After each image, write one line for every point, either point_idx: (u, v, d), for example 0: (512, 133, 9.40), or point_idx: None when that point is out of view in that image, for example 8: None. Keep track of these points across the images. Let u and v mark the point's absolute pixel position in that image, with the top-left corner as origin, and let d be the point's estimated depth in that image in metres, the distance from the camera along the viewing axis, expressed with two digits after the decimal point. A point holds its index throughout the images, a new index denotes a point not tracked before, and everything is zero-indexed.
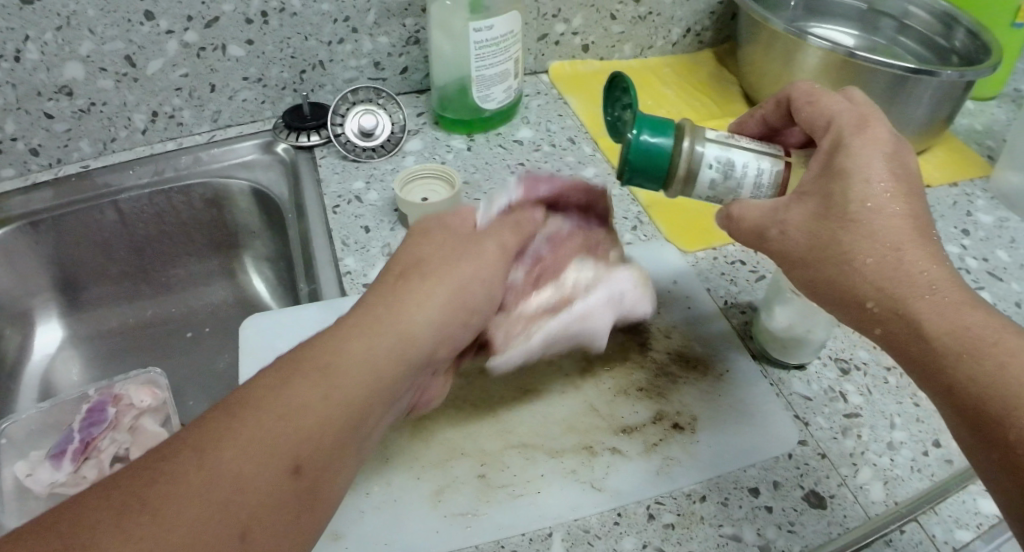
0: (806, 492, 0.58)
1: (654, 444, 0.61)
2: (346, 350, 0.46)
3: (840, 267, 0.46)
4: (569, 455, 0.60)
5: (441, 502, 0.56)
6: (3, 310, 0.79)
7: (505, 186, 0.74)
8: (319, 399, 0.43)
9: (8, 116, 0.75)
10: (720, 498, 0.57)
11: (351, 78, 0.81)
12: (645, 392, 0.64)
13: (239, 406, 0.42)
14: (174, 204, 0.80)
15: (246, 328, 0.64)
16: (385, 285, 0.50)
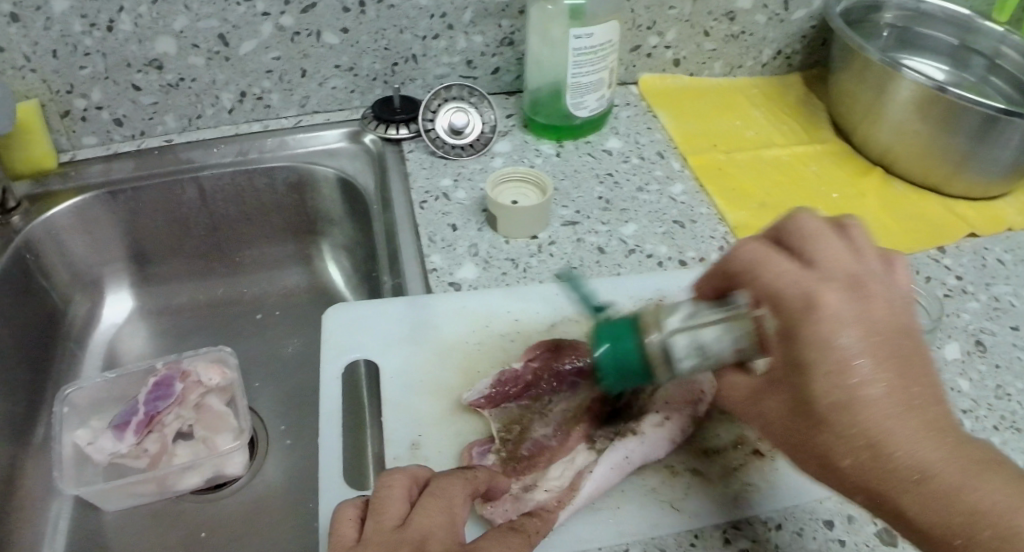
0: (879, 528, 0.54)
1: (733, 469, 0.57)
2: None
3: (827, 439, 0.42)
4: (643, 474, 0.57)
5: None
6: (75, 276, 0.80)
7: (592, 195, 0.75)
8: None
9: (96, 85, 0.75)
10: (795, 527, 0.54)
11: (442, 75, 0.80)
12: (726, 413, 0.61)
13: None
14: (255, 185, 0.79)
15: (330, 318, 0.65)
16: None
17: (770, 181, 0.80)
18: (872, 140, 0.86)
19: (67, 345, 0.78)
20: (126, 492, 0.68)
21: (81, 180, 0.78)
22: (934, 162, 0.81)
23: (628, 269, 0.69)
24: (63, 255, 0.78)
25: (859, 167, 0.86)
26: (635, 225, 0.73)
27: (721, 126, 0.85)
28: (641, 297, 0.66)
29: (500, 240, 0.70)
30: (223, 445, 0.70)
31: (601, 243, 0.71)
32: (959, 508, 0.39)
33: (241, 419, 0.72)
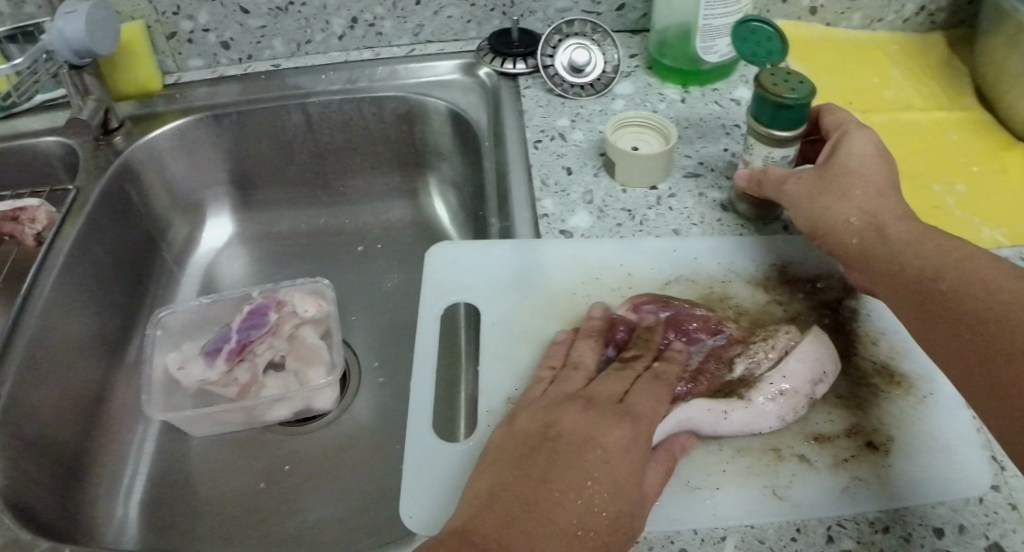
0: (990, 543, 0.48)
1: (844, 460, 0.52)
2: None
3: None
4: (744, 452, 0.52)
5: None
6: (175, 198, 0.79)
7: (718, 148, 0.68)
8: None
9: (204, 7, 0.73)
10: (903, 532, 0.48)
11: (564, 9, 0.74)
12: (842, 398, 0.55)
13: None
14: (363, 115, 0.77)
15: (431, 257, 0.62)
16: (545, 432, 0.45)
17: (904, 148, 0.75)
18: (1016, 115, 0.77)
19: (165, 267, 0.78)
20: (212, 419, 0.67)
21: (187, 102, 0.77)
22: None
23: (750, 231, 0.64)
24: (165, 178, 0.77)
25: (999, 141, 0.77)
26: None
27: (857, 83, 0.79)
28: (762, 259, 0.62)
29: (618, 188, 0.65)
30: (315, 379, 0.68)
31: (724, 200, 0.65)
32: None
33: (334, 354, 0.70)
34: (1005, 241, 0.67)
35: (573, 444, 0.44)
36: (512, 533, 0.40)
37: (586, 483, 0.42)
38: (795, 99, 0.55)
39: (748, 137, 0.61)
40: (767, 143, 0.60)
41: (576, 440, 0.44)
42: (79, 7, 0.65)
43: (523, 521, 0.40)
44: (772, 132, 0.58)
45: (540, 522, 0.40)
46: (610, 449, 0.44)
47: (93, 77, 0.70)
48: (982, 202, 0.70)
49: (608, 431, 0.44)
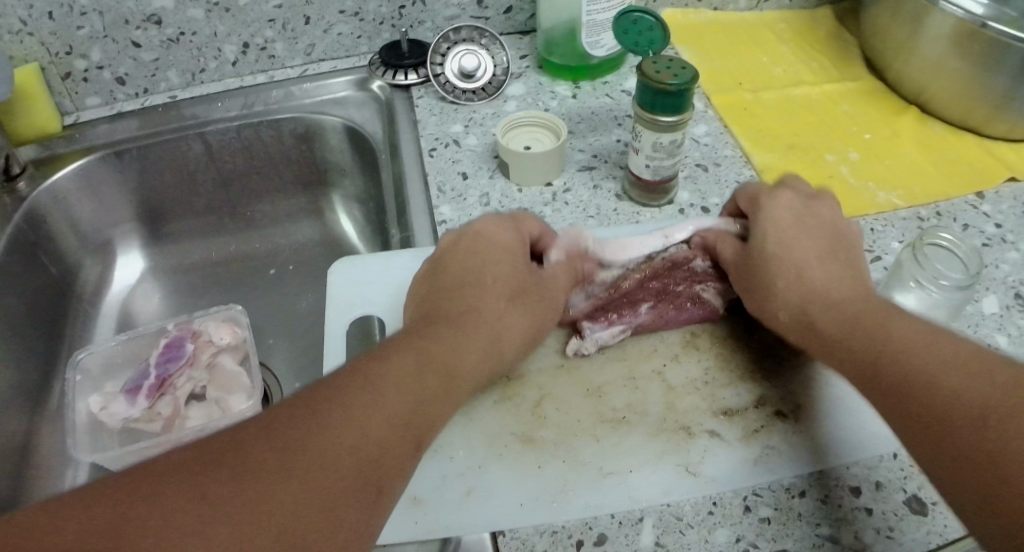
0: (907, 496, 0.48)
1: (754, 431, 0.52)
2: (429, 353, 0.47)
3: (817, 314, 0.49)
4: (655, 434, 0.52)
5: (512, 463, 0.50)
6: (84, 239, 0.78)
7: (610, 139, 0.70)
8: (401, 397, 0.43)
9: (95, 44, 0.73)
10: (820, 494, 0.49)
11: (452, 16, 0.76)
12: (747, 370, 0.55)
13: (328, 388, 0.42)
14: (263, 138, 0.77)
15: (334, 272, 0.62)
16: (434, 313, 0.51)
17: (800, 121, 0.76)
18: (908, 78, 0.79)
19: (79, 310, 0.77)
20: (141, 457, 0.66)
21: (85, 141, 0.76)
22: (968, 102, 0.74)
23: (647, 214, 0.65)
24: (72, 220, 0.76)
25: (892, 106, 0.79)
26: None
27: (746, 63, 0.81)
28: None
29: (513, 188, 0.66)
30: (237, 405, 0.67)
31: (619, 189, 0.67)
32: (948, 391, 0.40)
33: (253, 378, 0.69)
34: (900, 203, 0.68)
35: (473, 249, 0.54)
36: (398, 350, 0.46)
37: (478, 310, 0.50)
38: (678, 84, 0.55)
39: (635, 123, 0.61)
40: (651, 128, 0.59)
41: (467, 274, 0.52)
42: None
43: (408, 351, 0.46)
44: (657, 118, 0.58)
45: (447, 340, 0.48)
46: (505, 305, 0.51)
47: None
48: (876, 167, 0.72)
49: (490, 239, 0.54)
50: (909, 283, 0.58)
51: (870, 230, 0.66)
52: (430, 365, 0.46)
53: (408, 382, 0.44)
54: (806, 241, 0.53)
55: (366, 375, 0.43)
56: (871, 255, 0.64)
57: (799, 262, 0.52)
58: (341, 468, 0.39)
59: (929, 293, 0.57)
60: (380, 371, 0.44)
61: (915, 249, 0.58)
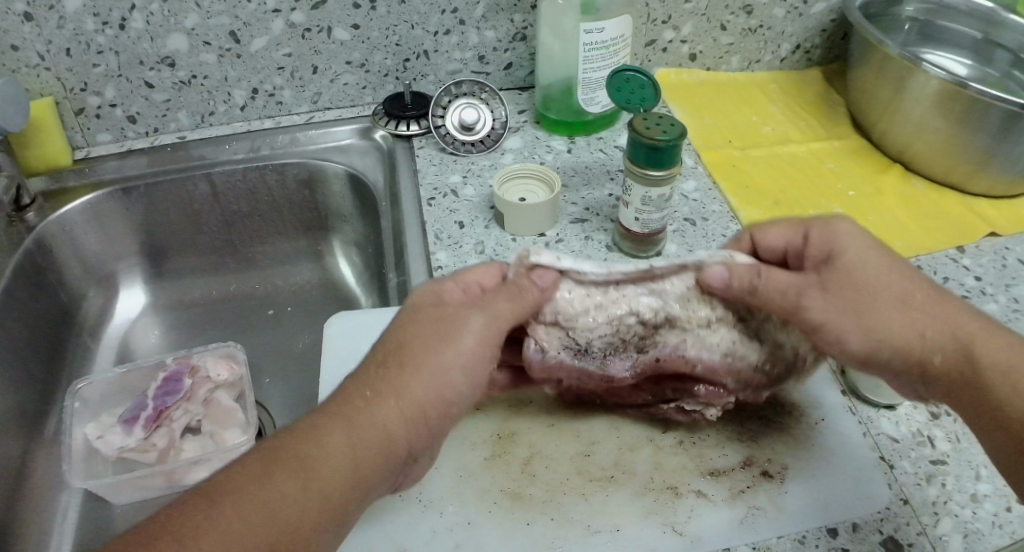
0: (884, 538, 0.51)
1: (740, 492, 0.53)
2: (330, 437, 0.42)
3: (882, 312, 0.49)
4: (642, 492, 0.53)
5: (504, 516, 0.52)
6: (88, 270, 0.80)
7: (603, 193, 0.72)
8: (297, 491, 0.40)
9: (109, 82, 0.76)
10: (797, 534, 0.51)
11: (454, 71, 0.80)
12: (734, 432, 0.57)
13: (232, 483, 0.40)
14: (267, 182, 0.79)
15: (331, 326, 0.62)
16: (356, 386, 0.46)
17: (788, 178, 0.78)
18: (892, 137, 0.81)
19: (81, 340, 0.79)
20: (134, 487, 0.68)
21: (95, 176, 0.79)
22: (949, 160, 0.77)
23: (636, 266, 0.67)
24: (77, 251, 0.79)
25: (876, 164, 0.82)
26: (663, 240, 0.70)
27: (736, 121, 0.84)
28: None
29: (508, 238, 0.67)
30: (231, 439, 0.69)
31: (610, 240, 0.69)
32: (1015, 389, 0.46)
33: (249, 414, 0.71)
34: None
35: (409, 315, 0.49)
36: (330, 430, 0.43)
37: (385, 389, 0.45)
38: (667, 140, 0.57)
39: (626, 176, 0.63)
40: (642, 181, 0.62)
41: (392, 352, 0.47)
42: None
43: (325, 440, 0.42)
44: (647, 172, 0.60)
45: (356, 422, 0.43)
46: (394, 371, 0.46)
47: (3, 154, 0.72)
48: (859, 221, 0.74)
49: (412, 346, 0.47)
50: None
51: None
52: (338, 436, 0.43)
53: (324, 477, 0.41)
54: (860, 252, 0.51)
55: (272, 474, 0.40)
56: None
57: (881, 318, 0.50)
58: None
59: None
60: (280, 460, 0.41)
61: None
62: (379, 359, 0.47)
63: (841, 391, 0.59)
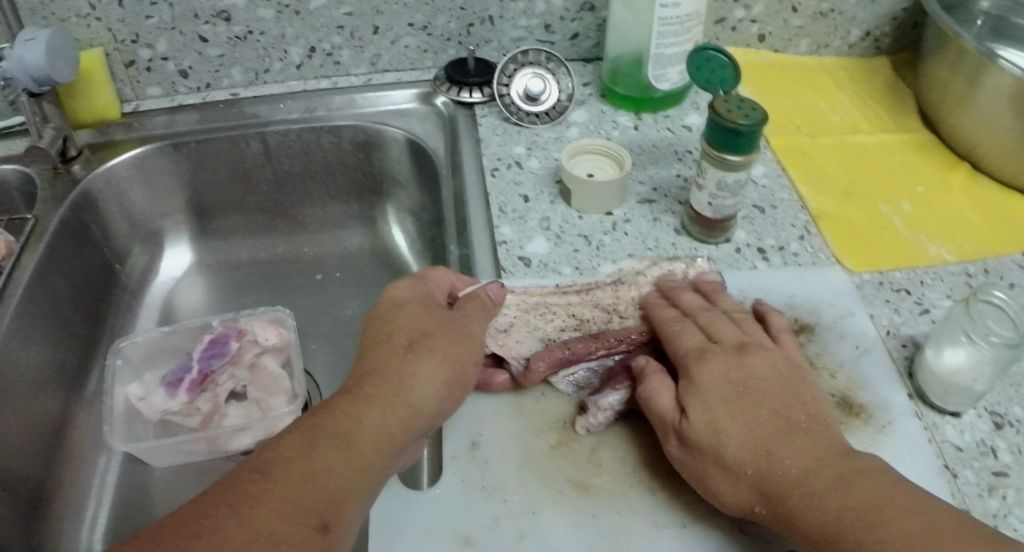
0: None
1: None
2: (362, 415, 0.45)
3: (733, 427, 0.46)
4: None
5: (562, 504, 0.49)
6: (134, 226, 0.79)
7: (670, 173, 0.70)
8: (338, 465, 0.42)
9: (162, 35, 0.74)
10: None
11: (519, 38, 0.77)
12: None
13: (275, 458, 0.42)
14: (322, 144, 0.77)
15: None
16: (380, 346, 0.50)
17: (857, 170, 0.75)
18: (960, 134, 0.77)
19: (124, 297, 0.77)
20: (174, 451, 0.66)
21: (145, 131, 0.77)
22: (1021, 163, 0.71)
23: (705, 251, 0.65)
24: (125, 206, 0.77)
25: (941, 161, 0.78)
26: (743, 231, 0.68)
27: (803, 108, 0.81)
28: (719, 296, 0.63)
29: (574, 215, 0.65)
30: (275, 407, 0.67)
31: (678, 223, 0.66)
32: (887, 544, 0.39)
33: (295, 382, 0.69)
34: (950, 257, 0.67)
35: (382, 312, 0.53)
36: (346, 393, 0.47)
37: (391, 337, 0.50)
38: (748, 124, 0.54)
39: (702, 160, 0.60)
40: (717, 166, 0.59)
41: (412, 339, 0.50)
42: (38, 37, 0.65)
43: (354, 415, 0.45)
44: (724, 157, 0.58)
45: (380, 401, 0.46)
46: (407, 355, 0.49)
47: (52, 105, 0.71)
48: (927, 219, 0.71)
49: (397, 307, 0.52)
50: (960, 338, 0.55)
51: (920, 282, 0.65)
52: (372, 415, 0.45)
53: (363, 448, 0.44)
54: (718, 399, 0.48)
55: (316, 446, 0.42)
56: (921, 307, 0.63)
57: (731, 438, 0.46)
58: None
59: (980, 350, 0.53)
60: (323, 444, 0.43)
61: (967, 304, 0.55)
62: (384, 342, 0.50)
63: (909, 394, 0.57)
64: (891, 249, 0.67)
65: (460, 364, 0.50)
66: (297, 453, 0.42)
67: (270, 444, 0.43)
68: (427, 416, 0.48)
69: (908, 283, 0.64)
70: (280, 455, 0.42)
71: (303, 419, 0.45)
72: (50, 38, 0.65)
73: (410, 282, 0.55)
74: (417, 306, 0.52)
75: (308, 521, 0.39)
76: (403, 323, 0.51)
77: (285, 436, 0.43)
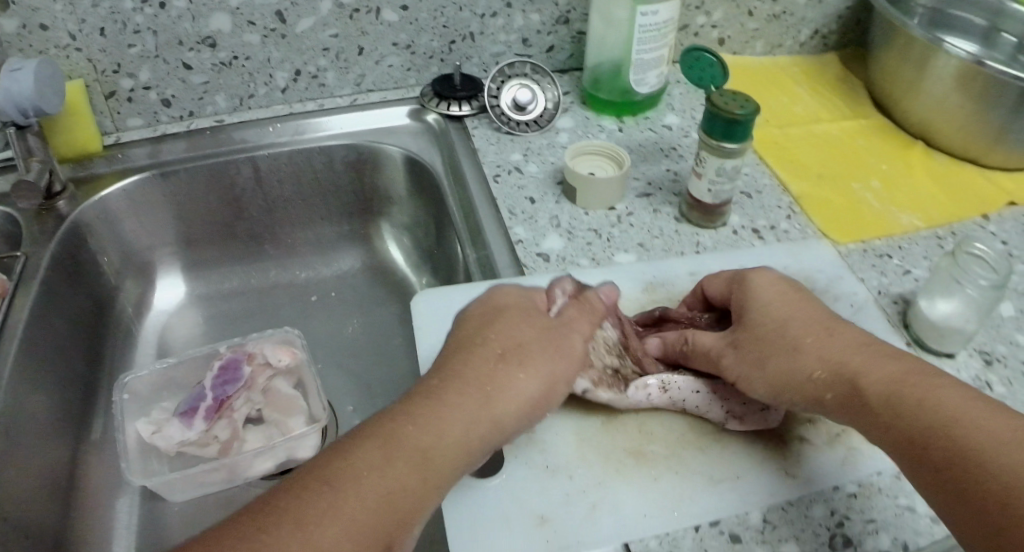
0: None
1: (840, 433, 0.54)
2: (445, 428, 0.43)
3: (780, 360, 0.50)
4: (753, 443, 0.54)
5: (624, 474, 0.52)
6: (126, 260, 0.78)
7: (661, 168, 0.75)
8: (413, 483, 0.41)
9: (145, 64, 0.74)
10: (893, 470, 0.52)
11: (498, 53, 0.80)
12: None
13: (343, 472, 0.40)
14: (313, 166, 0.78)
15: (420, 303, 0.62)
16: (480, 352, 0.48)
17: (826, 155, 0.81)
18: (913, 115, 0.84)
19: (120, 333, 0.76)
20: (193, 481, 0.66)
21: (129, 163, 0.77)
22: (970, 136, 0.79)
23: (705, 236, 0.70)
24: (115, 238, 0.77)
25: (897, 141, 0.84)
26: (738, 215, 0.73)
27: (768, 103, 0.87)
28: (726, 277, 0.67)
29: (581, 212, 0.69)
30: (296, 428, 0.67)
31: (677, 213, 0.71)
32: (943, 429, 0.42)
33: (312, 400, 0.70)
34: (921, 224, 0.73)
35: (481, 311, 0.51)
36: (427, 400, 0.45)
37: (485, 338, 0.49)
38: (745, 113, 0.60)
39: (700, 150, 0.65)
40: (717, 154, 0.64)
41: (497, 356, 0.47)
42: (25, 66, 0.66)
43: (433, 422, 0.43)
44: (721, 145, 0.63)
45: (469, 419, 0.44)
46: (499, 361, 0.47)
47: (36, 137, 0.70)
48: (896, 193, 0.77)
49: (503, 306, 0.51)
50: (948, 288, 0.60)
51: (898, 248, 0.70)
52: (453, 432, 0.43)
53: (434, 467, 0.42)
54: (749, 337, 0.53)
55: (388, 458, 0.41)
56: (902, 269, 0.68)
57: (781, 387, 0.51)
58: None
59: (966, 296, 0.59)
60: (401, 456, 0.41)
61: (955, 257, 0.60)
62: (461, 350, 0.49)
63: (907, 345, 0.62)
64: (867, 221, 0.73)
65: (538, 386, 0.47)
66: (371, 467, 0.40)
67: (338, 452, 0.41)
68: (506, 435, 0.46)
69: (889, 249, 0.70)
70: (352, 468, 0.40)
71: (378, 421, 0.43)
72: (37, 67, 0.66)
73: (520, 289, 0.53)
74: (512, 308, 0.52)
75: (372, 543, 0.38)
76: (505, 324, 0.50)
77: (353, 448, 0.42)
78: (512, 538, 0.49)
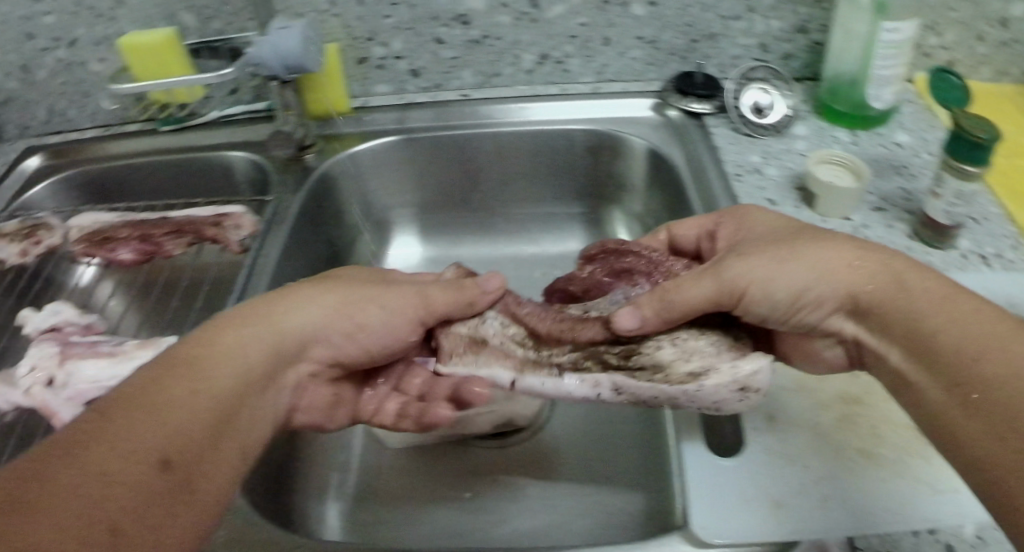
0: None
1: None
2: (226, 343, 0.49)
3: (793, 266, 0.49)
4: None
5: (850, 474, 0.51)
6: (368, 215, 0.84)
7: (894, 185, 0.75)
8: (186, 394, 0.44)
9: (398, 34, 0.79)
10: None
11: (736, 56, 0.82)
12: None
13: (139, 395, 0.43)
14: (555, 147, 0.82)
15: None
16: (305, 290, 0.54)
17: None
18: None
19: None
20: None
21: (367, 128, 0.81)
22: None
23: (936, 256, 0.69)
24: (362, 194, 0.82)
25: None
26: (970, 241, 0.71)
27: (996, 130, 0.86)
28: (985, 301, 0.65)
29: (820, 219, 0.70)
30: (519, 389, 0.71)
31: (910, 230, 0.71)
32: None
33: None
34: None
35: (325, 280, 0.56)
36: (230, 329, 0.49)
37: (305, 304, 0.53)
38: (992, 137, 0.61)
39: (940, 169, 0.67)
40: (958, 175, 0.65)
41: (241, 313, 0.51)
42: (293, 26, 0.71)
43: (206, 344, 0.48)
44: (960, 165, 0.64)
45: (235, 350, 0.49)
46: (327, 301, 0.54)
47: (292, 92, 0.75)
48: None
49: (341, 275, 0.58)
50: None
51: None
52: (249, 351, 0.49)
53: (201, 389, 0.45)
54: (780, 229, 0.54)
55: (160, 383, 0.44)
56: None
57: (780, 273, 0.49)
58: (198, 514, 0.42)
59: None
60: (195, 383, 0.45)
61: None
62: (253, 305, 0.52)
63: None
64: None
65: (292, 330, 0.52)
66: (179, 394, 0.44)
67: (142, 384, 0.44)
68: (292, 342, 0.52)
69: None
70: (162, 398, 0.43)
71: (156, 366, 0.46)
72: (302, 28, 0.71)
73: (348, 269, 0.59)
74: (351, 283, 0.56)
75: (144, 460, 0.40)
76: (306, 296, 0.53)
77: (126, 381, 0.45)
78: (742, 514, 0.50)
